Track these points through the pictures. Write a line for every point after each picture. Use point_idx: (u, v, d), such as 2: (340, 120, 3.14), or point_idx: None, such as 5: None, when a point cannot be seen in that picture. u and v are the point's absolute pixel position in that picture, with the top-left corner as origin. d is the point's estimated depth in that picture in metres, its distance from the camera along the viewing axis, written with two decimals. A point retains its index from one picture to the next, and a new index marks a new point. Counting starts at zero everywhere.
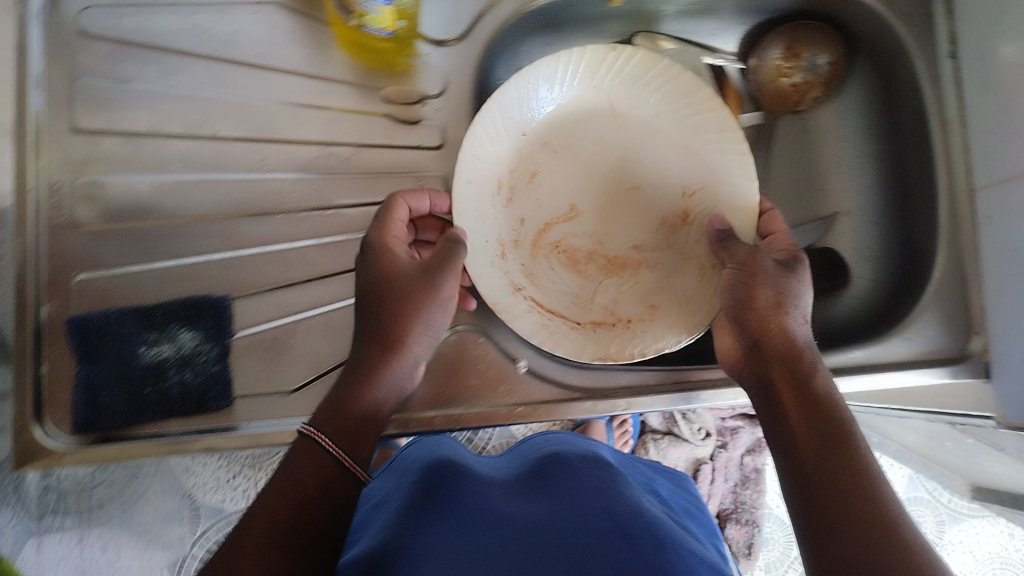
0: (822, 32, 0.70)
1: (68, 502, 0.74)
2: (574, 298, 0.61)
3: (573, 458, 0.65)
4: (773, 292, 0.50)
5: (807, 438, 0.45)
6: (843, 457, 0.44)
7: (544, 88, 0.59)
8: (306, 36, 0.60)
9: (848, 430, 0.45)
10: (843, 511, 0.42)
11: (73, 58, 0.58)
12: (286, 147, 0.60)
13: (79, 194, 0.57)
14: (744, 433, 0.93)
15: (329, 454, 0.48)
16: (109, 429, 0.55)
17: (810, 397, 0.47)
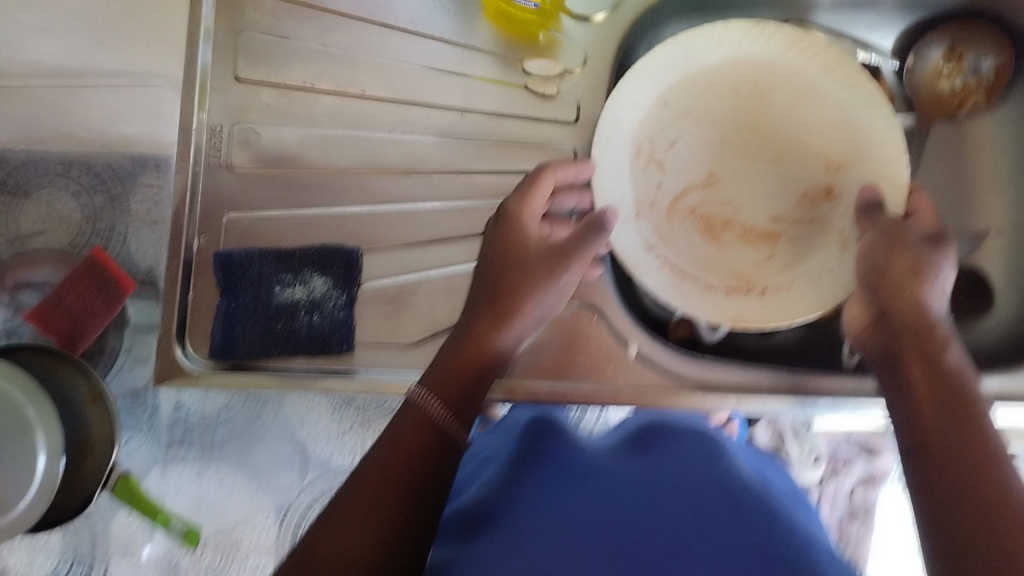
0: (989, 36, 0.67)
1: (193, 436, 0.76)
2: (707, 264, 0.60)
3: (677, 427, 0.65)
4: (914, 261, 0.53)
5: (926, 398, 0.47)
6: (962, 410, 0.45)
7: (698, 55, 0.60)
8: (458, 6, 0.62)
9: (971, 391, 0.47)
10: (955, 464, 0.43)
11: (242, 12, 0.62)
12: (427, 111, 0.62)
13: (235, 138, 0.61)
14: (859, 464, 0.89)
15: (433, 420, 0.49)
16: (240, 359, 0.59)
17: (937, 360, 0.48)
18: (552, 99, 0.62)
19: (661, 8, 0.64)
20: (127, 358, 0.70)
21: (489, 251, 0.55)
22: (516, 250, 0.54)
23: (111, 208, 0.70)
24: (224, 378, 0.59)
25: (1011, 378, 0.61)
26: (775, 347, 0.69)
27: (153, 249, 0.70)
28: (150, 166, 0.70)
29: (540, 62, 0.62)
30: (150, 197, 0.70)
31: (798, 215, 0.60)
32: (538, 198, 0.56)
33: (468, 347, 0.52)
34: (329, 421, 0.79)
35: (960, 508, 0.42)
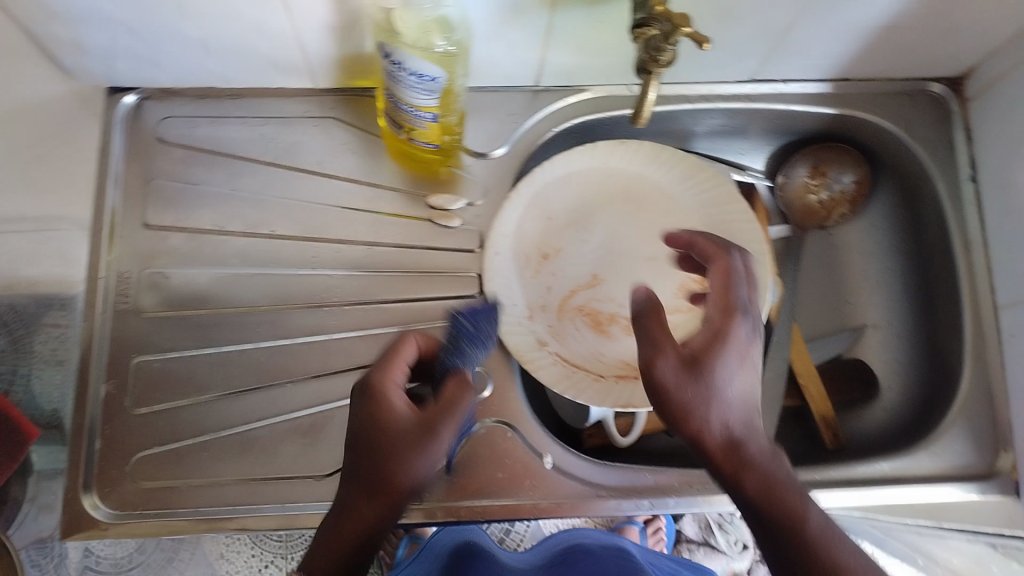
0: (848, 155, 0.75)
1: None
2: (597, 355, 0.64)
3: (596, 549, 0.69)
4: (688, 400, 0.46)
5: (770, 548, 0.46)
6: (807, 563, 0.45)
7: (577, 169, 0.67)
8: (362, 147, 0.66)
9: (806, 523, 0.45)
10: None
11: (151, 162, 0.64)
12: (335, 246, 0.64)
13: (145, 283, 0.62)
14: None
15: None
16: (150, 504, 0.58)
17: (759, 508, 0.46)
18: (456, 228, 0.66)
19: (552, 141, 0.70)
20: (29, 507, 0.58)
21: (376, 435, 0.45)
22: (412, 465, 0.44)
23: (13, 350, 0.59)
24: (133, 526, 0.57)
25: (902, 461, 0.64)
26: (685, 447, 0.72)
27: (59, 391, 0.60)
28: (53, 305, 0.61)
29: (443, 196, 0.66)
30: (52, 337, 0.60)
31: (679, 305, 0.65)
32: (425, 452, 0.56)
33: (345, 521, 0.45)
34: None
35: None
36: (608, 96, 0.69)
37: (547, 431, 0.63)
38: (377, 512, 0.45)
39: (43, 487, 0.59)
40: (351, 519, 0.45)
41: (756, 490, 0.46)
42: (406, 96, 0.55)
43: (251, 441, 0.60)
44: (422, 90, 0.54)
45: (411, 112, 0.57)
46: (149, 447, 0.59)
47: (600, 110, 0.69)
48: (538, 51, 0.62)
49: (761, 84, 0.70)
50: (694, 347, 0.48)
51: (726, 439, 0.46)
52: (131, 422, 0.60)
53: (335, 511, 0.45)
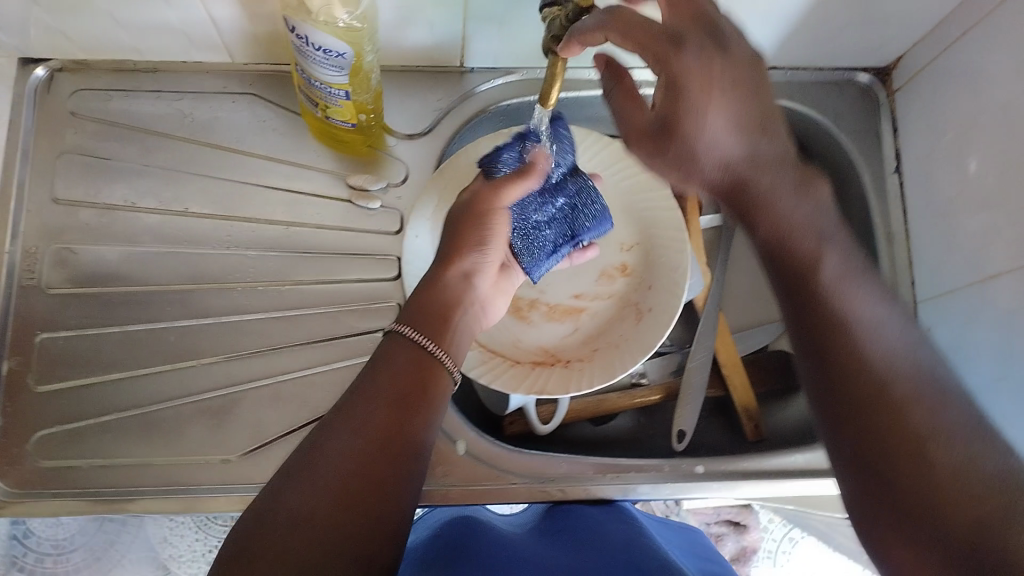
0: None
1: (31, 562, 0.70)
2: (515, 341, 0.63)
3: (596, 514, 0.61)
4: (817, 274, 0.46)
5: (842, 350, 0.45)
6: (907, 463, 0.41)
7: None
8: (284, 125, 0.65)
9: (912, 424, 0.42)
10: (870, 427, 0.43)
11: (64, 136, 0.63)
12: (251, 225, 0.63)
13: (51, 259, 0.61)
14: (730, 540, 0.90)
15: (417, 343, 0.51)
16: (48, 483, 0.56)
17: (842, 336, 0.45)
18: (376, 210, 0.65)
19: (482, 122, 0.69)
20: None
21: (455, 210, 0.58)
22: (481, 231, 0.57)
23: None
24: (30, 505, 0.56)
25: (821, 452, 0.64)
26: (609, 436, 0.72)
27: None
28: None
29: (365, 176, 0.65)
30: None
31: (599, 291, 0.65)
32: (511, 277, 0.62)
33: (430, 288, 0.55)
34: (191, 539, 0.78)
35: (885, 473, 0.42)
36: (535, 80, 0.68)
37: (463, 416, 0.63)
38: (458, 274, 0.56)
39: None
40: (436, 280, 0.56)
41: (847, 373, 0.44)
42: (317, 73, 0.55)
43: (157, 423, 0.58)
44: (332, 67, 0.53)
45: (323, 88, 0.56)
46: (51, 426, 0.58)
47: (527, 93, 0.68)
48: (460, 31, 0.62)
49: None
50: (736, 169, 0.46)
51: (831, 306, 0.46)
52: (33, 401, 0.58)
53: (423, 277, 0.56)
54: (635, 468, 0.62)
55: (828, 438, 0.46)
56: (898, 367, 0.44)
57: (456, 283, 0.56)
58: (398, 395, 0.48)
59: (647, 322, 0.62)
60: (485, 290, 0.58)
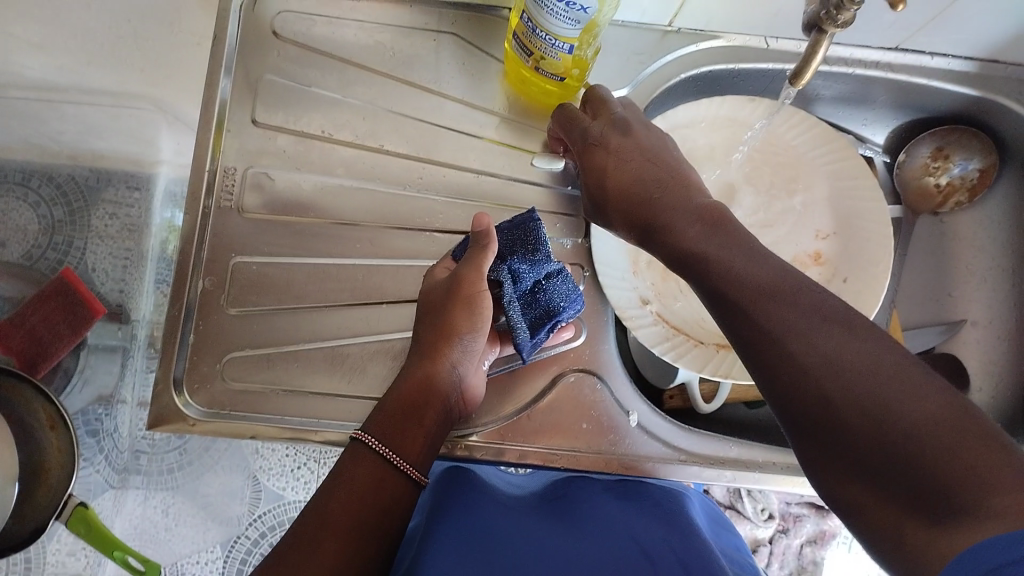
0: (977, 140, 0.71)
1: (143, 461, 0.78)
2: (698, 320, 0.62)
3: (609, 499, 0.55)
4: (780, 287, 0.40)
5: (731, 272, 0.42)
6: (788, 361, 0.37)
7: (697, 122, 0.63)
8: (481, 71, 0.64)
9: (836, 370, 0.36)
10: (766, 333, 0.39)
11: (263, 58, 0.62)
12: (444, 170, 0.62)
13: (248, 182, 0.60)
14: (809, 522, 0.84)
15: (384, 457, 0.47)
16: (235, 405, 0.58)
17: (736, 276, 0.41)
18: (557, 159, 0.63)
19: (675, 87, 0.66)
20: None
21: (444, 293, 0.53)
22: (474, 323, 0.53)
23: None
24: (221, 425, 0.57)
25: None
26: (763, 421, 0.70)
27: None
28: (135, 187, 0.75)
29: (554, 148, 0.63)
30: (115, 208, 0.74)
31: None
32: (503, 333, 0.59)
33: (397, 411, 0.50)
34: (283, 455, 0.80)
35: (800, 388, 0.37)
36: (742, 47, 0.65)
37: (634, 388, 0.62)
38: (418, 366, 0.52)
39: (93, 360, 0.71)
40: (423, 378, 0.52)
41: (769, 351, 0.38)
42: (547, 23, 0.53)
43: (343, 356, 0.59)
44: (567, 19, 0.51)
45: (548, 40, 0.55)
46: (241, 349, 0.58)
47: (732, 60, 0.65)
48: None
49: (906, 53, 0.66)
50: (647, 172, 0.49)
51: (751, 282, 0.41)
52: (225, 323, 0.59)
53: (403, 375, 0.52)
54: None
55: (789, 423, 0.38)
56: (820, 308, 0.38)
57: (440, 386, 0.52)
58: (367, 480, 0.46)
59: None
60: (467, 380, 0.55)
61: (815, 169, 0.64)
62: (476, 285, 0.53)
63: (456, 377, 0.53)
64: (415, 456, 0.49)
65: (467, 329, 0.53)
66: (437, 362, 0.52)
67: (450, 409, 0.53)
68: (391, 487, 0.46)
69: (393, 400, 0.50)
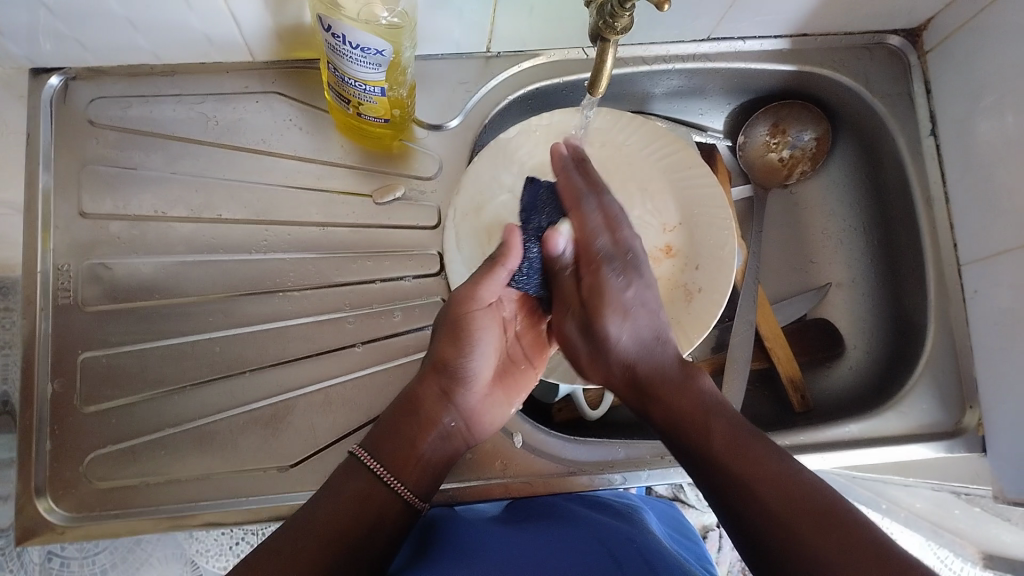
0: (806, 111, 0.74)
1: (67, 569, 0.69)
2: None
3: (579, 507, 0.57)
4: (709, 409, 0.47)
5: (680, 400, 0.48)
6: (744, 480, 0.43)
7: (531, 139, 0.64)
8: (311, 123, 0.63)
9: (781, 499, 0.41)
10: (710, 446, 0.45)
11: (84, 147, 0.61)
12: (286, 228, 0.62)
13: (84, 275, 0.59)
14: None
15: (373, 471, 0.48)
16: (103, 505, 0.56)
17: (684, 402, 0.48)
18: (401, 198, 0.63)
19: (507, 108, 0.67)
20: None
21: (443, 317, 0.53)
22: (462, 351, 0.52)
23: None
24: (93, 528, 0.55)
25: (871, 421, 0.65)
26: None
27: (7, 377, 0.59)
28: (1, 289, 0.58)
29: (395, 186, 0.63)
30: None
31: None
32: (541, 346, 0.59)
33: (405, 435, 0.50)
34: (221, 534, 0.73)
35: (753, 506, 0.42)
36: (563, 61, 0.67)
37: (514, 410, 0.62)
38: (424, 396, 0.52)
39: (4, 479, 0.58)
40: (425, 416, 0.51)
41: (723, 458, 0.44)
42: (352, 70, 0.53)
43: (210, 435, 0.57)
44: (369, 64, 0.51)
45: (358, 86, 0.55)
46: (103, 446, 0.57)
47: (557, 75, 0.66)
48: (489, 15, 0.59)
49: (719, 42, 0.68)
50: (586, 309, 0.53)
51: (718, 424, 0.46)
52: (82, 423, 0.57)
53: (401, 401, 0.52)
54: None
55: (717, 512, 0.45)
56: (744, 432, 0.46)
57: (435, 407, 0.52)
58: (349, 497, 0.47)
59: (697, 302, 0.62)
60: (475, 406, 0.54)
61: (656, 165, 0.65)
62: (466, 309, 0.52)
63: (452, 403, 0.52)
64: (408, 473, 0.50)
65: (452, 360, 0.52)
66: (442, 397, 0.52)
67: (454, 433, 0.53)
68: (377, 501, 0.48)
69: (386, 419, 0.51)
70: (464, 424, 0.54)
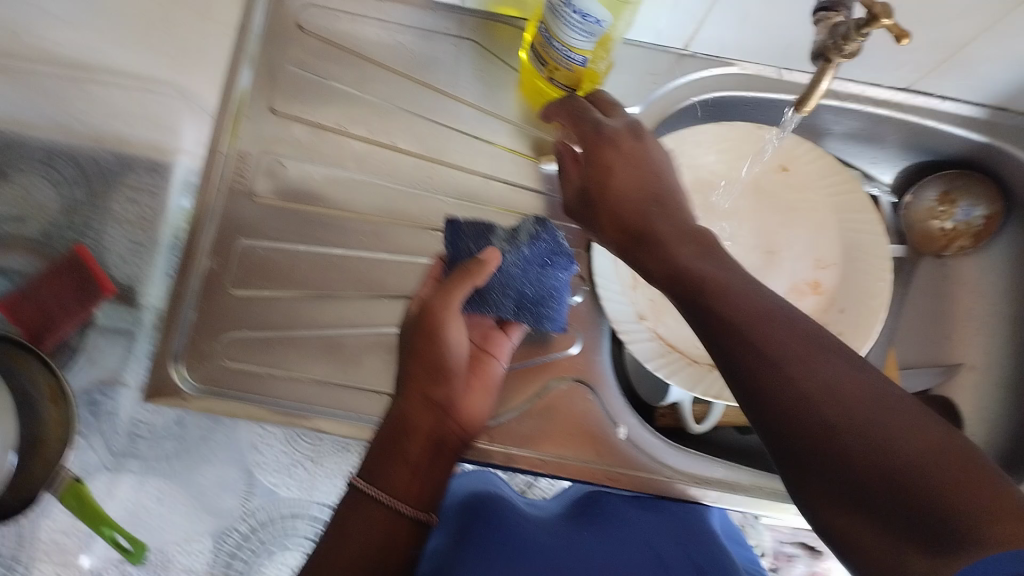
0: (984, 186, 0.71)
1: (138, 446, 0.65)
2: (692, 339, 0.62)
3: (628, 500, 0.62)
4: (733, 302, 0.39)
5: (701, 267, 0.42)
6: (763, 359, 0.36)
7: (706, 145, 0.64)
8: (498, 78, 0.65)
9: (802, 380, 0.35)
10: (733, 314, 0.39)
11: (286, 51, 0.64)
12: (453, 171, 0.64)
13: (261, 168, 0.62)
14: (800, 563, 0.79)
15: (381, 503, 0.48)
16: (229, 384, 0.58)
17: (696, 276, 0.42)
18: None
19: (687, 110, 0.68)
20: (81, 357, 0.62)
21: (409, 334, 0.52)
22: (434, 355, 0.51)
23: (90, 203, 0.63)
24: (213, 402, 0.57)
25: None
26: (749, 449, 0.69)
27: (132, 254, 0.62)
28: (157, 171, 0.63)
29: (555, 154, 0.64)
30: (134, 200, 0.63)
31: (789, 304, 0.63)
32: (497, 342, 0.57)
33: (393, 449, 0.49)
34: (281, 450, 0.69)
35: (756, 375, 0.36)
36: (755, 76, 0.66)
37: (622, 400, 0.62)
38: (410, 406, 0.50)
39: (100, 341, 0.62)
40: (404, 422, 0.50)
41: (765, 386, 0.36)
42: (563, 35, 0.54)
43: (339, 345, 0.60)
44: (581, 31, 0.52)
45: (562, 51, 0.56)
46: (240, 330, 0.59)
47: (745, 88, 0.66)
48: (702, 15, 0.60)
49: (915, 95, 0.68)
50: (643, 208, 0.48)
51: (755, 332, 0.37)
52: (227, 303, 0.60)
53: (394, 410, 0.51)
54: None
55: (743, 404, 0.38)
56: (776, 311, 0.38)
57: (420, 416, 0.50)
58: (362, 536, 0.47)
59: None
60: (459, 402, 0.52)
61: (823, 201, 0.65)
62: (435, 321, 0.51)
63: (439, 408, 0.51)
64: (406, 492, 0.49)
65: (432, 358, 0.51)
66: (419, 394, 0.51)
67: (448, 436, 0.51)
68: (393, 526, 0.48)
69: (378, 439, 0.51)
70: (454, 421, 0.52)
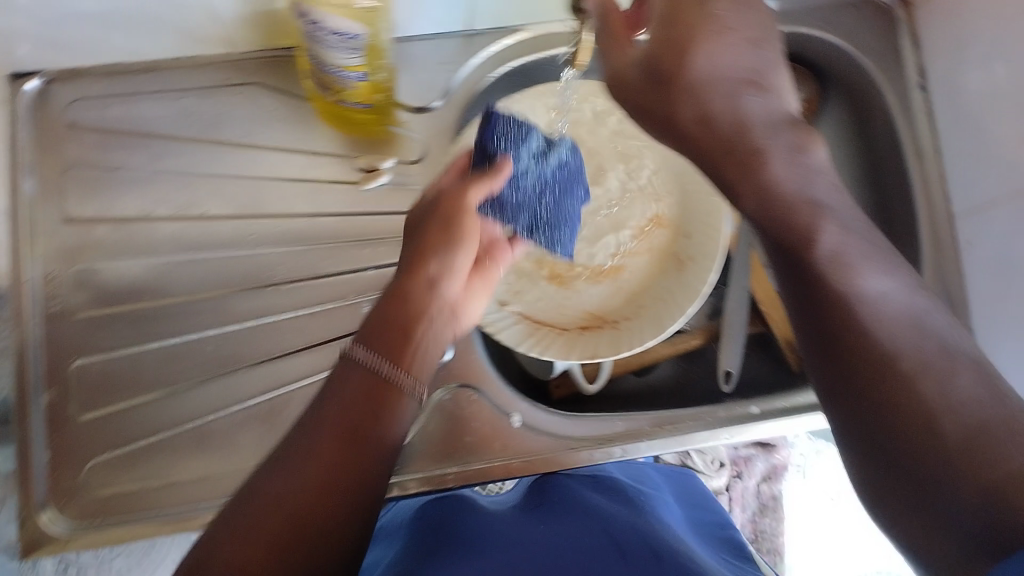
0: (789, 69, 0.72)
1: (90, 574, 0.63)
2: (558, 309, 0.63)
3: (591, 489, 0.60)
4: (849, 294, 0.40)
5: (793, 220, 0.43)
6: (869, 372, 0.38)
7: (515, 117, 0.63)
8: (290, 112, 0.62)
9: (890, 382, 0.37)
10: (832, 307, 0.40)
11: (65, 151, 0.60)
12: (272, 221, 0.61)
13: (71, 282, 0.59)
14: (759, 461, 0.85)
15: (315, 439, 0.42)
16: (107, 512, 0.55)
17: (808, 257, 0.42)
18: (386, 185, 0.63)
19: (491, 87, 0.66)
20: None
21: (422, 224, 0.52)
22: (440, 254, 0.51)
23: None
24: (92, 537, 0.54)
25: None
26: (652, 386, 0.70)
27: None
28: None
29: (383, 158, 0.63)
30: None
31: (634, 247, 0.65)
32: (501, 252, 0.58)
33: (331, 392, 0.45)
34: None
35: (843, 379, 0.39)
36: (546, 35, 0.65)
37: (510, 389, 0.61)
38: (417, 285, 0.50)
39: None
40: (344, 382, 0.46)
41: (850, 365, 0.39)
42: (329, 56, 0.51)
43: (210, 434, 0.57)
44: (347, 50, 0.51)
45: (337, 73, 0.54)
46: (99, 454, 0.56)
47: (539, 50, 0.65)
48: None
49: None
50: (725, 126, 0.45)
51: (834, 284, 0.40)
52: (77, 432, 0.57)
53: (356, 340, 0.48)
54: (690, 418, 0.62)
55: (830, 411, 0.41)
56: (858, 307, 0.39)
57: (405, 305, 0.49)
58: (257, 536, 0.38)
59: (689, 271, 0.62)
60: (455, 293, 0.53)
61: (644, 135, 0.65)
62: (456, 204, 0.51)
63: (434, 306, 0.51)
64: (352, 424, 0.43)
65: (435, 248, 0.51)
66: (412, 296, 0.50)
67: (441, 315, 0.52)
68: (316, 499, 0.40)
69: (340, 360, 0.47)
70: (451, 308, 0.53)
